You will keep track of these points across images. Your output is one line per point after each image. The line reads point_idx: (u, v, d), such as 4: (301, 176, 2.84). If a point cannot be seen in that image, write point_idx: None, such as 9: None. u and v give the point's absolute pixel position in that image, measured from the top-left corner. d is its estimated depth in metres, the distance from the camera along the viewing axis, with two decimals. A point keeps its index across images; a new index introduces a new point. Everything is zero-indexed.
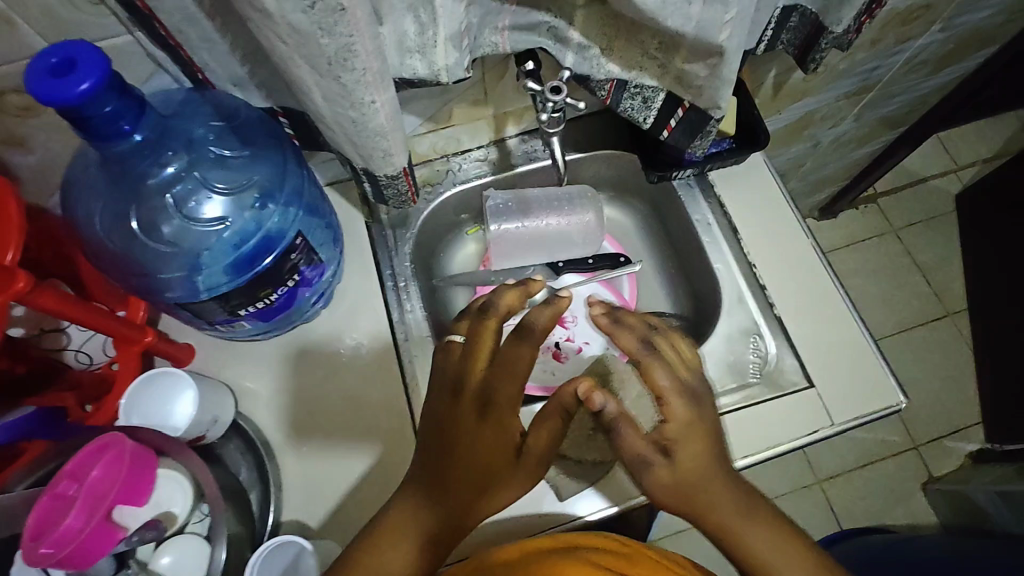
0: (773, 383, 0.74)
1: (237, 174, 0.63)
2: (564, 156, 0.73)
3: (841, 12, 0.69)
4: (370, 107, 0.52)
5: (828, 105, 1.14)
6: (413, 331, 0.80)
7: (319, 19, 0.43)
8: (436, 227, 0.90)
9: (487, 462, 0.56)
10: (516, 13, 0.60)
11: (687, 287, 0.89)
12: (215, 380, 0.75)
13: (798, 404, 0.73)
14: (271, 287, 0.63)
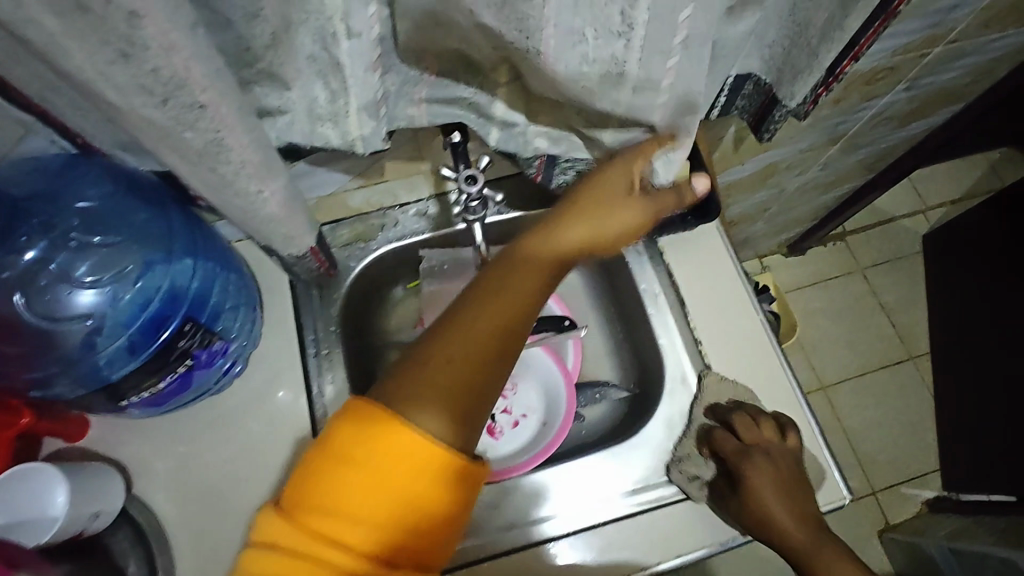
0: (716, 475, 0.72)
1: (105, 262, 0.59)
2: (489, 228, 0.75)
3: (794, 86, 0.65)
4: (258, 197, 0.45)
5: (792, 156, 1.10)
6: (334, 405, 0.74)
7: (176, 115, 0.36)
8: (370, 284, 0.83)
9: (480, 342, 0.54)
10: (435, 88, 0.56)
11: (633, 356, 0.84)
12: (107, 459, 0.68)
13: None
14: (157, 376, 0.57)
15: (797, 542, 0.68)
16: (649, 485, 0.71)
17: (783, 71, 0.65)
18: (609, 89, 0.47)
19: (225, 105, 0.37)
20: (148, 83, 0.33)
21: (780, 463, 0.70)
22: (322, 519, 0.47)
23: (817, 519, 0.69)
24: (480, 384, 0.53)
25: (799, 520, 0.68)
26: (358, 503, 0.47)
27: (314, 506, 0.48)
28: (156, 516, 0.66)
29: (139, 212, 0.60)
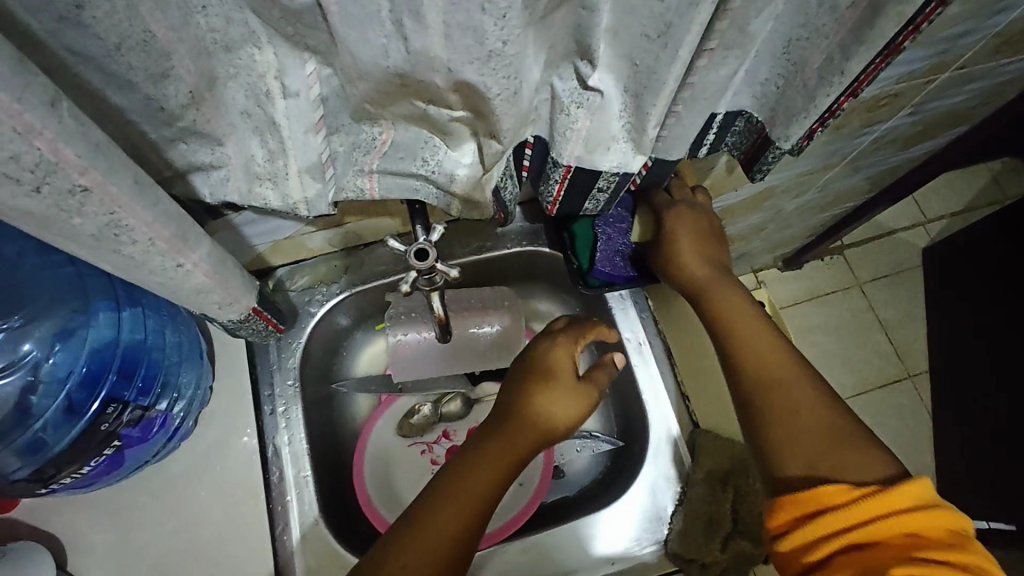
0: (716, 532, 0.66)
1: (13, 346, 0.55)
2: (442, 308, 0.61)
3: (788, 128, 0.60)
4: (177, 271, 0.42)
5: (789, 181, 1.04)
6: (290, 466, 0.68)
7: (56, 203, 0.32)
8: (335, 328, 0.78)
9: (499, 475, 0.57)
10: (387, 159, 0.50)
11: (617, 405, 0.79)
12: (37, 532, 0.62)
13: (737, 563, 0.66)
14: (78, 462, 0.52)
15: (765, 360, 0.60)
16: (634, 555, 0.66)
17: (776, 112, 0.60)
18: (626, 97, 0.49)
19: (115, 186, 0.33)
20: (11, 172, 0.29)
21: (751, 315, 0.64)
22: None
23: (829, 433, 0.55)
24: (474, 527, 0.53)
25: (772, 352, 0.60)
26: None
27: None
28: None
29: (67, 266, 0.57)
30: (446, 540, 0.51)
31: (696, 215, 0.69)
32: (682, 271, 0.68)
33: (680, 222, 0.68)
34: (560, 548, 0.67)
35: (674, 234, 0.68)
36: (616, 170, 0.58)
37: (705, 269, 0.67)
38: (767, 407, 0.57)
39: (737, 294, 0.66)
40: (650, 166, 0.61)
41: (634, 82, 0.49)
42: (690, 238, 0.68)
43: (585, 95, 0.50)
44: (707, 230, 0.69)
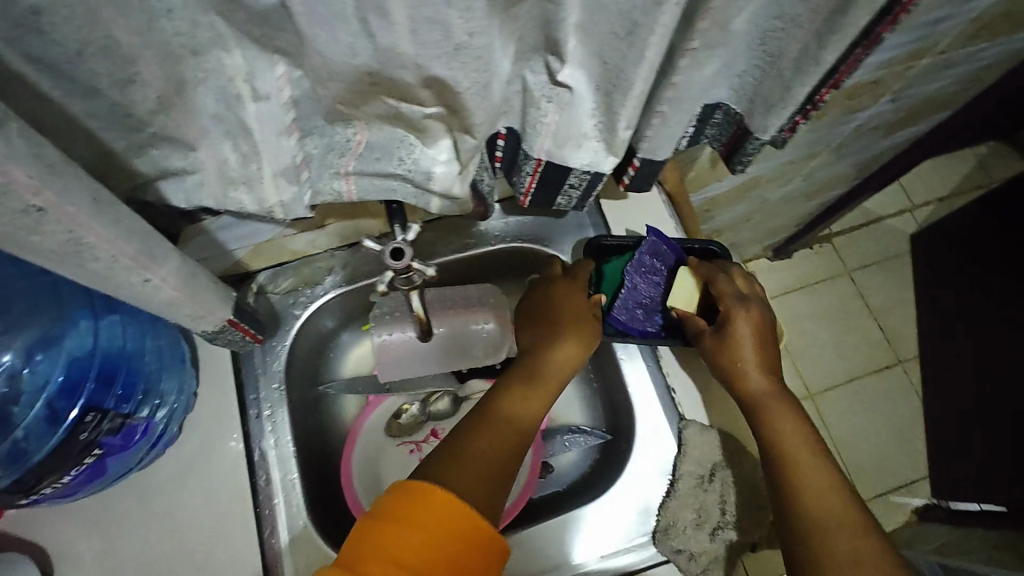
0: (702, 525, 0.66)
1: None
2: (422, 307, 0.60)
3: (767, 119, 0.59)
4: (143, 287, 0.41)
5: (773, 169, 1.04)
6: (277, 471, 0.68)
7: (10, 221, 0.31)
8: (321, 329, 0.77)
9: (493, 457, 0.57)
10: (363, 159, 0.50)
11: (605, 398, 0.80)
12: (23, 544, 0.62)
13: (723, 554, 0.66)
14: (58, 473, 0.51)
15: (808, 476, 0.58)
16: (621, 549, 0.66)
17: (754, 102, 0.59)
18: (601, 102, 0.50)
19: (73, 205, 0.32)
20: None
21: (805, 438, 0.61)
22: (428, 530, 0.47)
23: (864, 553, 0.52)
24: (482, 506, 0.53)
25: (820, 470, 0.59)
26: (456, 520, 0.48)
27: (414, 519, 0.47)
28: None
29: (41, 277, 0.57)
30: (484, 468, 0.55)
31: (756, 330, 0.65)
32: (741, 381, 0.64)
33: (740, 326, 0.64)
34: (552, 544, 0.67)
35: (732, 340, 0.64)
36: (588, 169, 0.59)
37: (766, 387, 0.64)
38: (806, 515, 0.56)
39: (791, 415, 0.62)
40: (639, 164, 0.61)
41: (605, 80, 0.49)
42: (750, 350, 0.64)
43: (556, 90, 0.51)
44: (765, 343, 0.65)
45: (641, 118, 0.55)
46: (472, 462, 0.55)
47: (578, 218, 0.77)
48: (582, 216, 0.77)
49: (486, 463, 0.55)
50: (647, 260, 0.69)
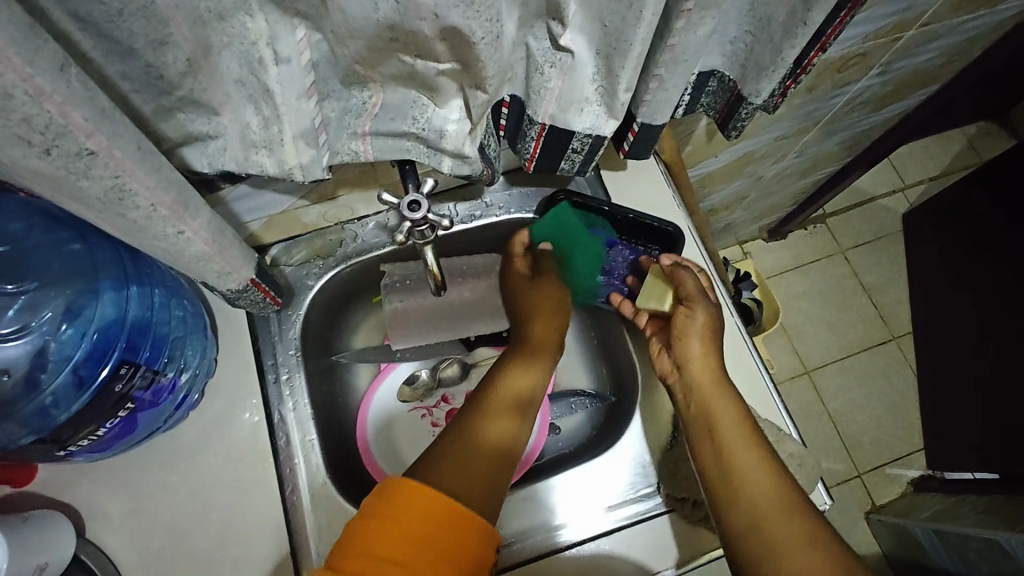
0: None
1: (25, 315, 0.56)
2: (438, 261, 0.64)
3: (759, 83, 0.62)
4: (179, 238, 0.43)
5: (767, 145, 1.08)
6: (296, 433, 0.71)
7: (64, 165, 0.33)
8: (333, 301, 0.80)
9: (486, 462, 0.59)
10: (378, 118, 0.52)
11: (608, 363, 0.83)
12: (54, 504, 0.65)
13: None
14: (95, 423, 0.54)
15: (738, 439, 0.61)
16: (629, 499, 0.69)
17: (746, 67, 0.62)
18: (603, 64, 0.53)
19: (117, 150, 0.34)
20: (22, 133, 0.30)
21: (738, 410, 0.63)
22: (416, 522, 0.50)
23: (783, 500, 0.57)
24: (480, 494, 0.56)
25: (741, 428, 0.62)
26: (437, 501, 0.51)
27: (397, 518, 0.50)
28: (111, 563, 0.63)
29: (72, 246, 0.58)
30: (480, 460, 0.59)
31: (707, 310, 0.69)
32: (685, 359, 0.67)
33: (690, 312, 0.68)
34: (564, 496, 0.70)
35: (688, 327, 0.68)
36: (589, 133, 0.62)
37: (709, 367, 0.66)
38: (734, 468, 0.59)
39: (727, 391, 0.65)
40: (638, 129, 0.64)
41: (605, 44, 0.52)
42: (698, 332, 0.67)
43: (558, 55, 0.54)
44: (714, 332, 0.69)
45: (640, 83, 0.58)
46: (467, 457, 0.59)
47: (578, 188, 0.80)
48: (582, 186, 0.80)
49: (484, 462, 0.59)
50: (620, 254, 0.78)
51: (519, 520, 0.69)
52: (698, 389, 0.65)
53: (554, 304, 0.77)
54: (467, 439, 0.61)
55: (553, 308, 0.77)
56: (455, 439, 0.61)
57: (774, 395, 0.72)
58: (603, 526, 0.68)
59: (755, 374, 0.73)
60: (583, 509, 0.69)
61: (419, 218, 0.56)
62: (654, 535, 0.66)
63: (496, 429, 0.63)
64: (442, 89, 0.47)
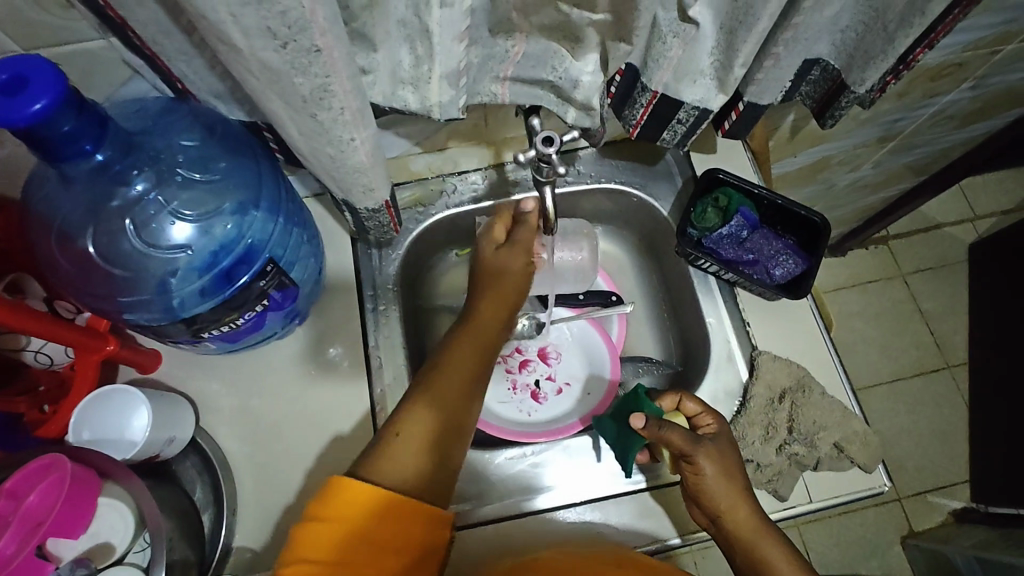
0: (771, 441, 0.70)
1: (207, 199, 0.58)
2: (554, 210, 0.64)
3: (865, 72, 0.65)
4: (349, 145, 0.50)
5: (847, 151, 1.09)
6: (389, 361, 0.77)
7: (292, 59, 0.40)
8: (425, 248, 0.86)
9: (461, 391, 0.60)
10: (519, 67, 0.58)
11: (677, 336, 0.86)
12: (174, 392, 0.72)
13: (788, 473, 0.69)
14: (239, 312, 0.59)
15: None
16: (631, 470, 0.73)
17: (854, 56, 0.65)
18: (726, 37, 0.58)
19: (335, 54, 0.41)
20: (275, 25, 0.37)
21: (787, 558, 0.61)
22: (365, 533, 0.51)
23: None
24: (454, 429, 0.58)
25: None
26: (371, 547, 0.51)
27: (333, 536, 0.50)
28: (221, 449, 0.71)
29: (221, 161, 0.59)
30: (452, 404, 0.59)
31: (712, 450, 0.63)
32: (717, 512, 0.62)
33: (695, 454, 0.61)
34: (566, 469, 0.73)
35: (701, 483, 0.61)
36: (697, 105, 0.66)
37: (746, 513, 0.62)
38: None
39: (774, 542, 0.61)
40: (743, 108, 0.69)
41: (730, 17, 0.56)
42: (720, 482, 0.62)
43: (683, 26, 0.57)
44: (730, 465, 0.63)
45: (754, 61, 0.62)
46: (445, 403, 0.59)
47: (666, 165, 0.84)
48: (670, 163, 0.84)
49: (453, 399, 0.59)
50: (756, 242, 0.77)
51: (523, 479, 0.73)
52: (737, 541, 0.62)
53: (509, 262, 0.66)
54: (433, 397, 0.58)
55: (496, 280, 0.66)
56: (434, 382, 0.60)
57: (841, 374, 0.74)
58: (607, 489, 0.72)
59: (824, 355, 0.75)
60: (583, 483, 0.72)
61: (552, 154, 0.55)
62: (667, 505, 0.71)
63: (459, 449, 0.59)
64: (585, 41, 0.54)
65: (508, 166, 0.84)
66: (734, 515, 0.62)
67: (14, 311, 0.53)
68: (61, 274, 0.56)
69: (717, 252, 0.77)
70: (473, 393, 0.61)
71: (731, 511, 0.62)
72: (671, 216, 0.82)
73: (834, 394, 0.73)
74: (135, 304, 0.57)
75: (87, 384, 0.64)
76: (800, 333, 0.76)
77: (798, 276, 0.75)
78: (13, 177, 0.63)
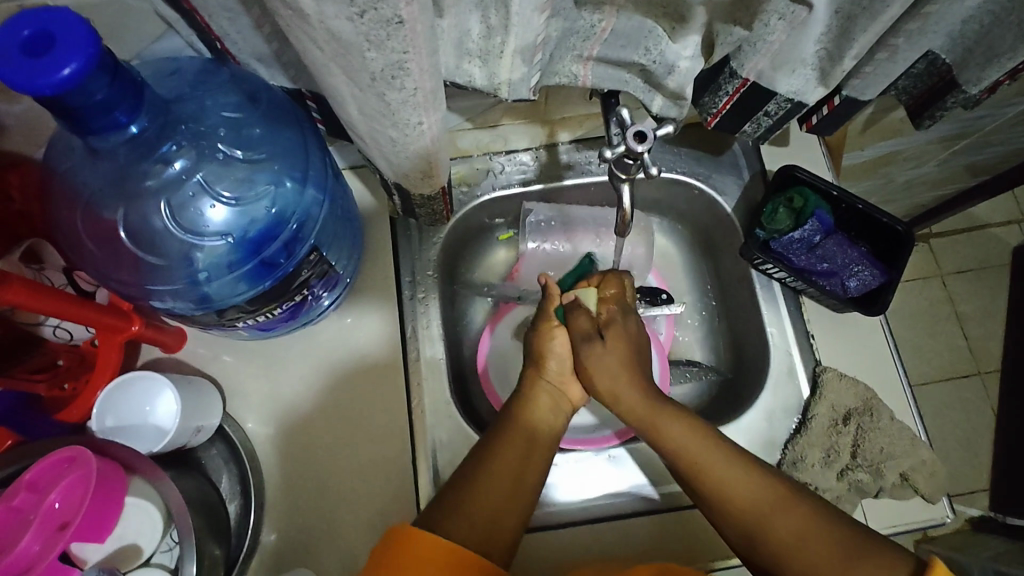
0: (831, 465, 0.66)
1: (246, 180, 0.52)
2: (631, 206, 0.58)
3: (983, 71, 0.58)
4: (415, 128, 0.44)
5: (917, 148, 1.00)
6: (426, 352, 0.72)
7: (368, 30, 0.34)
8: (465, 232, 0.80)
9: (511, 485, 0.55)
10: (606, 46, 0.52)
11: (729, 341, 0.81)
12: (201, 374, 0.68)
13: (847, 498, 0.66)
14: (277, 302, 0.54)
15: (761, 509, 0.54)
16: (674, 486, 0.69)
17: (973, 51, 0.58)
18: (843, 26, 0.50)
19: (419, 25, 0.35)
20: None
21: (732, 468, 0.56)
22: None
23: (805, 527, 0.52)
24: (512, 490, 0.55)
25: (803, 537, 0.51)
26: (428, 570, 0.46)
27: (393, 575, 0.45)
28: (250, 437, 0.67)
29: (258, 128, 0.53)
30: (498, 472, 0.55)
31: (684, 422, 0.59)
32: (716, 495, 0.55)
33: (661, 417, 0.60)
34: (604, 478, 0.70)
35: (597, 354, 0.64)
36: (791, 97, 0.58)
37: (668, 414, 0.60)
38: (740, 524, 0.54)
39: (707, 439, 0.58)
40: (839, 103, 0.63)
41: (852, 2, 0.47)
42: (686, 435, 0.58)
43: (793, 7, 0.46)
44: (625, 340, 0.65)
45: (864, 53, 0.55)
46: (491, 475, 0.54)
47: (733, 156, 0.77)
48: (738, 154, 0.77)
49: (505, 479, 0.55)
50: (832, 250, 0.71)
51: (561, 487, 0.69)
52: (730, 513, 0.55)
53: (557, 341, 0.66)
54: (471, 471, 0.55)
55: (565, 370, 0.66)
56: (495, 454, 0.56)
57: (909, 396, 0.70)
58: (646, 502, 0.69)
59: (892, 374, 0.70)
60: (622, 494, 0.69)
61: (643, 152, 0.50)
62: (709, 521, 0.67)
63: (489, 502, 0.53)
64: (687, 20, 0.48)
65: (562, 148, 0.77)
66: (620, 399, 0.63)
67: (38, 295, 0.49)
68: (87, 255, 0.51)
69: (783, 256, 0.71)
70: (520, 493, 0.55)
71: (610, 391, 0.63)
72: (735, 214, 0.76)
73: (901, 419, 0.69)
74: (167, 292, 0.53)
75: (110, 365, 0.60)
76: (868, 351, 0.71)
77: (876, 288, 0.69)
78: (33, 136, 0.57)
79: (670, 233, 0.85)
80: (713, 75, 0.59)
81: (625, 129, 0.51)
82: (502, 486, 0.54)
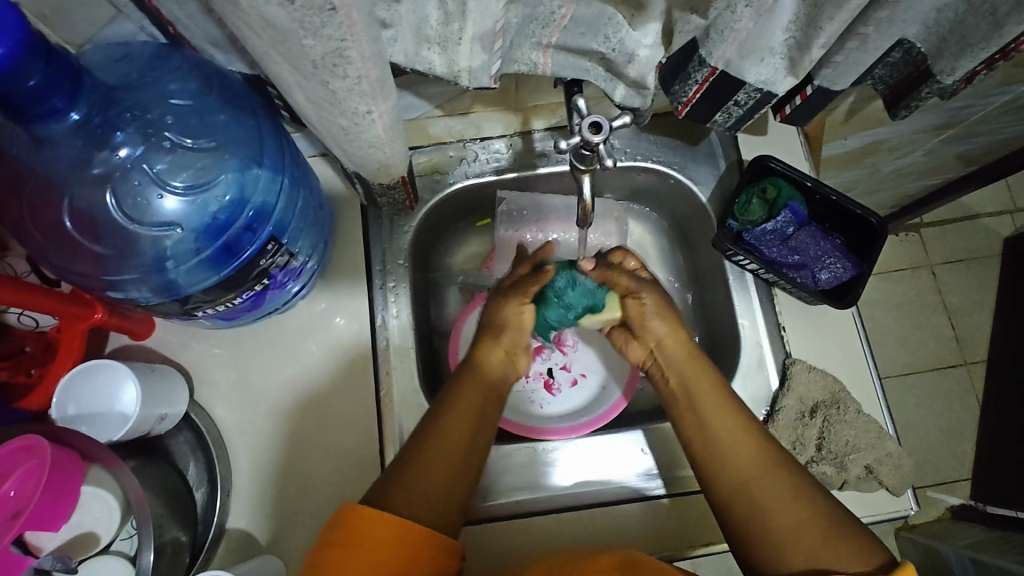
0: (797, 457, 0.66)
1: (199, 170, 0.51)
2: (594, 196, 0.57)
3: (956, 61, 0.57)
4: (365, 118, 0.43)
5: (902, 136, 0.98)
6: (396, 340, 0.72)
7: (301, 17, 0.33)
8: (438, 220, 0.79)
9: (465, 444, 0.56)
10: (567, 33, 0.51)
11: (703, 333, 0.80)
12: (170, 362, 0.68)
13: None
14: (236, 291, 0.54)
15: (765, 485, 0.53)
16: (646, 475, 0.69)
17: (947, 40, 0.56)
18: (809, 14, 0.49)
19: (355, 13, 0.34)
20: None
21: (752, 446, 0.56)
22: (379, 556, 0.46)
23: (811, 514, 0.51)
24: (466, 455, 0.56)
25: (805, 524, 0.50)
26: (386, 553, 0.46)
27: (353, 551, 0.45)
28: (217, 426, 0.67)
29: (219, 115, 0.53)
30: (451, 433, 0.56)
31: (716, 380, 0.61)
32: (725, 457, 0.56)
33: (693, 368, 0.62)
34: (577, 468, 0.70)
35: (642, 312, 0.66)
36: (761, 86, 0.57)
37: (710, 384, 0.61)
38: (739, 504, 0.54)
39: (736, 419, 0.58)
40: (811, 93, 0.63)
41: None
42: (720, 412, 0.59)
43: None
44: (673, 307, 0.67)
45: (835, 42, 0.54)
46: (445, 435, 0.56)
47: (710, 145, 0.76)
48: (714, 143, 0.76)
49: (456, 438, 0.56)
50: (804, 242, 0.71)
51: (535, 477, 0.69)
52: (738, 476, 0.55)
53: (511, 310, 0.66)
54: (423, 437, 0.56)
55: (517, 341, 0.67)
56: (454, 403, 0.58)
57: (878, 389, 0.69)
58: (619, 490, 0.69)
59: (862, 366, 0.70)
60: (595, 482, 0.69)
61: (599, 143, 0.50)
62: (681, 510, 0.67)
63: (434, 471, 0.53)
64: (647, 7, 0.48)
65: (536, 135, 0.76)
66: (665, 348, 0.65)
67: None
68: (34, 245, 0.50)
69: (756, 249, 0.71)
70: (469, 452, 0.56)
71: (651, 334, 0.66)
72: (711, 204, 0.75)
73: (868, 412, 0.68)
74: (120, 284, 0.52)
75: (74, 353, 0.60)
76: (838, 343, 0.71)
77: (847, 281, 0.69)
78: None
79: (647, 223, 0.84)
80: (682, 62, 0.58)
81: (583, 119, 0.50)
82: (449, 450, 0.55)
